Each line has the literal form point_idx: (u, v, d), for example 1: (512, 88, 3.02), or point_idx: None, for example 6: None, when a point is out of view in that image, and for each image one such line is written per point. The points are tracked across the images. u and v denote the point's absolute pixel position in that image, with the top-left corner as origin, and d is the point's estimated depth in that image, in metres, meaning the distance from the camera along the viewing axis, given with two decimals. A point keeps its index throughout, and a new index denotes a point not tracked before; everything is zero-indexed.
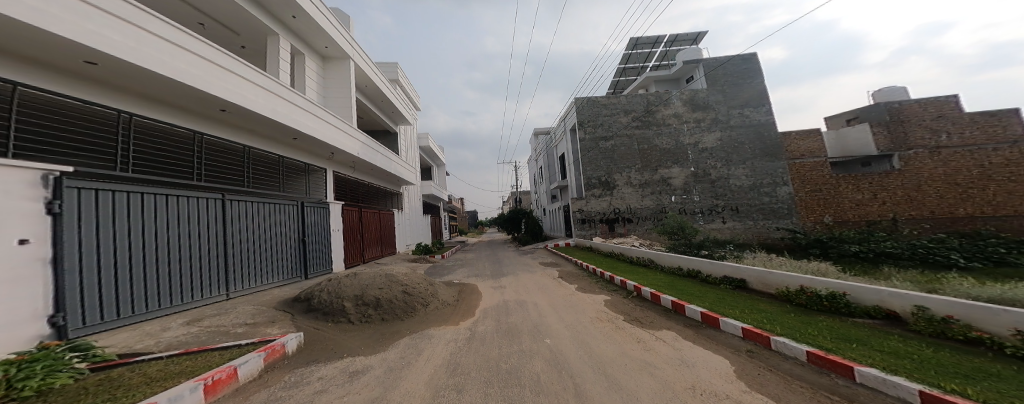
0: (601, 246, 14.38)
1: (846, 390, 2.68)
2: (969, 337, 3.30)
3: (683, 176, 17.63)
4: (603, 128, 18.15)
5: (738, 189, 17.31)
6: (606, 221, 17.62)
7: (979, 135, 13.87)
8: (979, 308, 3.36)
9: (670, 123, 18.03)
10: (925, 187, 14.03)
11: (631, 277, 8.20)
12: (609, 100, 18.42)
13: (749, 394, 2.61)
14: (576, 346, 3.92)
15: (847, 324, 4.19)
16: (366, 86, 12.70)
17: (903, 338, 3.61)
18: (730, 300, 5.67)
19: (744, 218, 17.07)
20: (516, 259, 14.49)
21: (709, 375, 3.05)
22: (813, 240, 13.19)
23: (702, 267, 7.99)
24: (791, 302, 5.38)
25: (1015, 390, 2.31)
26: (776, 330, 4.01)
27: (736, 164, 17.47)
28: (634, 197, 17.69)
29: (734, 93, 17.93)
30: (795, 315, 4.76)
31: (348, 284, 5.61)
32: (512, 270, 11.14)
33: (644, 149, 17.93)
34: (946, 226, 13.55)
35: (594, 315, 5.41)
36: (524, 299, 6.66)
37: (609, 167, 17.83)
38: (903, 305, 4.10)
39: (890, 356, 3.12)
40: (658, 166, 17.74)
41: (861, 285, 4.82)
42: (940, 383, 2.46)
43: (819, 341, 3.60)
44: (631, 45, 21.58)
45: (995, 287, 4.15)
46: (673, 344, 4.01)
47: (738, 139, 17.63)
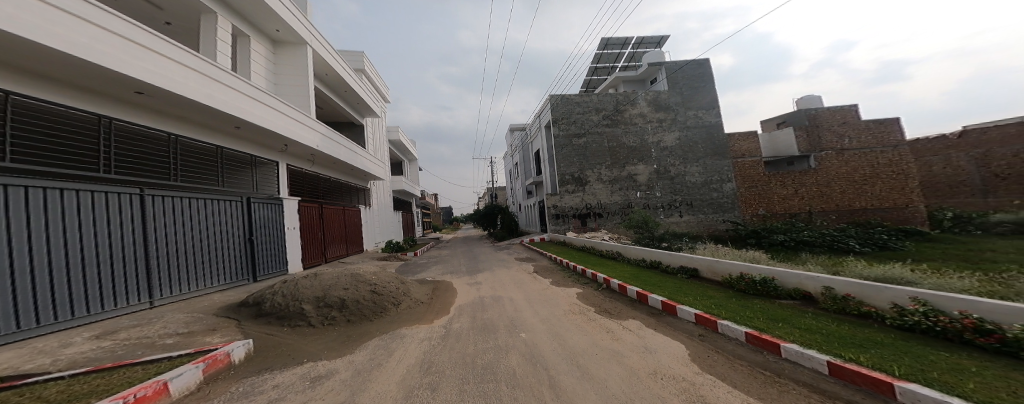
0: (573, 240, 14.84)
1: (775, 365, 3.03)
2: (862, 311, 3.90)
3: (648, 173, 18.62)
4: (576, 125, 18.65)
5: (693, 184, 18.61)
6: (578, 216, 18.20)
7: (870, 140, 16.14)
8: (869, 286, 3.97)
9: (636, 122, 18.92)
10: (833, 184, 16.18)
11: (601, 270, 8.51)
12: (580, 98, 18.89)
13: (701, 375, 2.87)
14: (550, 339, 4.03)
15: (774, 306, 4.74)
16: (327, 76, 11.87)
17: (815, 315, 4.15)
18: (685, 289, 6.15)
19: (700, 212, 18.38)
20: (491, 254, 14.51)
21: (669, 360, 3.29)
22: (749, 231, 14.64)
23: (662, 258, 8.56)
24: (733, 287, 5.97)
25: (893, 355, 2.78)
26: (722, 314, 4.43)
27: (691, 162, 18.76)
28: (604, 193, 18.42)
29: (691, 96, 19.25)
30: (735, 300, 5.26)
31: (308, 285, 5.26)
32: (488, 266, 11.13)
33: (613, 146, 18.70)
34: (846, 217, 15.93)
35: (566, 309, 5.58)
36: (500, 295, 6.68)
37: (581, 163, 18.42)
38: (815, 286, 4.72)
39: (806, 332, 3.59)
40: (626, 163, 18.59)
41: (788, 270, 5.45)
42: (841, 353, 2.89)
43: (755, 321, 4.05)
44: (602, 45, 22.49)
45: (880, 267, 4.92)
46: (638, 333, 4.27)
47: (693, 139, 18.95)
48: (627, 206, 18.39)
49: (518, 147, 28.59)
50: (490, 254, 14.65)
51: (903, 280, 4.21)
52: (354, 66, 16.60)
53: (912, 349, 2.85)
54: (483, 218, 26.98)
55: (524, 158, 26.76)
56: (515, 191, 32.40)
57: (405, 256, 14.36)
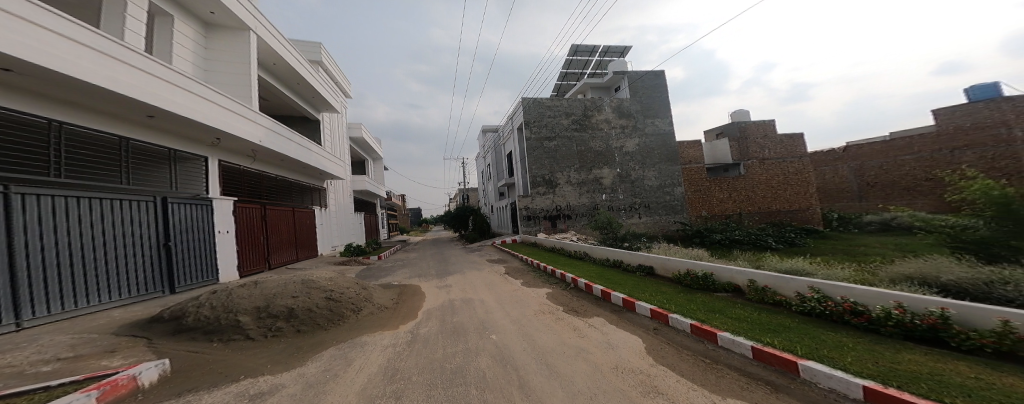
0: (544, 240, 15.13)
1: (713, 353, 3.35)
2: (775, 300, 4.44)
3: (614, 176, 19.51)
4: (547, 129, 19.06)
5: (650, 188, 19.55)
6: (549, 218, 18.60)
7: (783, 151, 18.48)
8: (780, 278, 4.54)
9: (602, 127, 19.74)
10: (757, 189, 18.23)
11: (570, 270, 8.71)
12: (550, 102, 19.33)
13: (654, 366, 3.07)
14: (520, 340, 4.04)
15: (713, 298, 5.21)
16: (276, 65, 10.89)
17: (741, 305, 4.65)
18: (641, 286, 6.52)
19: (658, 213, 19.53)
20: (462, 256, 14.24)
21: (628, 353, 3.47)
22: (694, 231, 15.87)
23: (624, 258, 8.98)
24: (681, 282, 6.46)
25: (796, 336, 3.23)
26: (671, 308, 4.77)
27: (648, 166, 19.76)
28: (573, 195, 18.97)
29: (650, 104, 20.56)
30: (681, 294, 5.68)
31: (246, 295, 4.74)
32: (459, 268, 10.89)
33: (581, 150, 19.35)
34: (767, 218, 18.09)
35: (533, 309, 5.62)
36: (469, 298, 6.54)
37: (551, 166, 18.83)
38: (743, 279, 5.27)
39: (735, 320, 4.01)
40: (593, 166, 19.31)
41: (724, 265, 6.01)
42: (759, 337, 3.29)
43: (697, 313, 4.42)
44: (572, 52, 23.44)
45: (791, 261, 5.62)
46: (602, 329, 4.45)
47: (649, 146, 20.03)
48: (592, 208, 19.04)
49: (490, 148, 28.54)
50: (461, 256, 14.39)
51: (804, 272, 4.87)
52: (309, 57, 15.43)
53: (808, 330, 3.34)
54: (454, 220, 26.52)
55: (496, 159, 26.75)
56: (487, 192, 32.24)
57: (370, 260, 13.65)
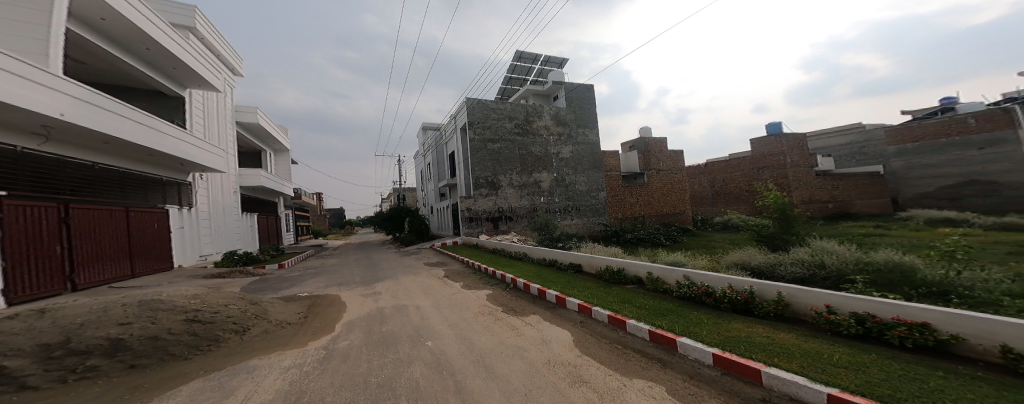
0: (485, 243, 15.09)
1: (623, 339, 3.79)
2: (662, 288, 5.31)
3: (551, 181, 20.49)
4: (490, 130, 19.11)
5: (581, 192, 21.03)
6: (490, 220, 18.67)
7: (670, 163, 21.61)
8: (666, 269, 5.43)
9: (541, 133, 20.58)
10: (655, 195, 21.10)
11: (509, 271, 8.80)
12: (494, 105, 19.49)
13: (580, 357, 3.31)
14: (458, 343, 3.84)
15: (623, 290, 5.90)
16: (105, 22, 7.25)
17: (641, 294, 5.38)
18: (570, 283, 6.97)
19: (589, 215, 21.02)
20: (395, 261, 13.19)
21: (559, 347, 3.65)
22: (612, 231, 17.74)
23: (557, 256, 9.43)
24: (601, 277, 7.11)
25: (674, 316, 3.92)
26: (590, 301, 5.22)
27: (580, 172, 21.31)
28: (515, 197, 19.35)
29: (583, 115, 22.31)
30: (605, 289, 6.19)
31: (14, 331, 2.89)
32: (391, 274, 10.01)
33: (523, 154, 19.85)
34: (659, 219, 20.87)
35: (470, 312, 5.44)
36: (402, 304, 6.03)
37: (494, 168, 18.92)
38: (643, 272, 6.13)
39: (635, 306, 4.65)
40: (533, 170, 19.98)
41: (632, 260, 6.84)
42: (652, 321, 3.88)
43: (610, 304, 4.95)
44: (516, 57, 24.08)
45: (679, 255, 6.71)
46: (537, 326, 4.58)
47: (581, 153, 21.66)
48: (529, 210, 19.59)
49: (431, 147, 27.31)
50: (394, 260, 13.31)
51: (685, 263, 5.87)
52: (178, 22, 12.57)
53: (677, 310, 4.10)
54: (388, 221, 24.54)
55: (437, 158, 25.69)
56: (427, 192, 30.76)
57: (266, 271, 11.51)
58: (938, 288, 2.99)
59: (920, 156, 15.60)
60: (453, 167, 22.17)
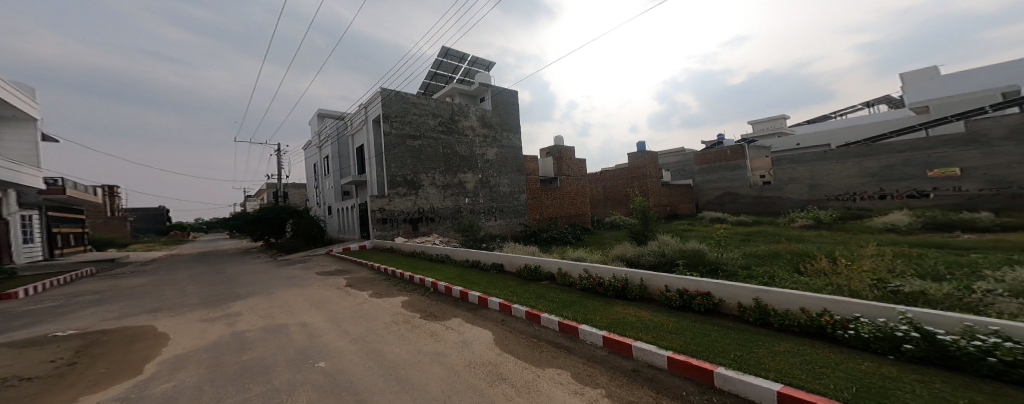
0: (403, 246, 14.00)
1: (538, 332, 4.06)
2: (568, 281, 5.92)
3: (476, 182, 20.49)
4: (410, 126, 18.02)
5: (505, 194, 21.59)
6: (408, 221, 17.52)
7: (577, 169, 23.54)
8: (572, 264, 6.05)
9: (467, 133, 20.42)
10: (569, 198, 22.85)
11: (429, 274, 8.40)
12: (418, 100, 18.50)
13: (500, 354, 3.43)
14: (366, 359, 3.49)
15: (539, 286, 6.32)
16: None
17: (554, 288, 5.86)
18: (492, 282, 7.07)
19: (510, 214, 21.45)
20: (283, 272, 10.94)
21: (480, 348, 3.68)
22: (531, 231, 18.86)
23: (480, 257, 9.46)
24: (519, 275, 7.44)
25: (577, 305, 4.46)
26: (511, 299, 5.41)
27: (504, 174, 21.86)
28: (437, 197, 18.63)
29: (507, 119, 23.04)
30: (524, 285, 6.55)
31: None
32: (277, 287, 8.26)
33: (445, 153, 19.26)
34: (570, 219, 22.59)
35: (373, 325, 4.88)
36: (283, 325, 4.96)
37: (414, 166, 17.85)
38: (555, 267, 6.69)
39: (547, 301, 5.04)
40: (457, 170, 19.65)
41: (547, 257, 7.34)
42: (561, 312, 4.31)
43: (528, 300, 5.23)
44: (442, 53, 23.23)
45: (585, 252, 7.51)
46: (458, 329, 4.52)
47: (506, 156, 22.30)
48: (449, 211, 19.05)
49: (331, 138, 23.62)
50: (269, 273, 10.80)
51: (589, 259, 6.64)
52: None
53: (578, 301, 4.61)
54: (253, 224, 19.48)
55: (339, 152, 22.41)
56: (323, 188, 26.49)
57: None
58: (713, 267, 5.15)
59: (708, 175, 21.13)
60: (363, 163, 19.68)
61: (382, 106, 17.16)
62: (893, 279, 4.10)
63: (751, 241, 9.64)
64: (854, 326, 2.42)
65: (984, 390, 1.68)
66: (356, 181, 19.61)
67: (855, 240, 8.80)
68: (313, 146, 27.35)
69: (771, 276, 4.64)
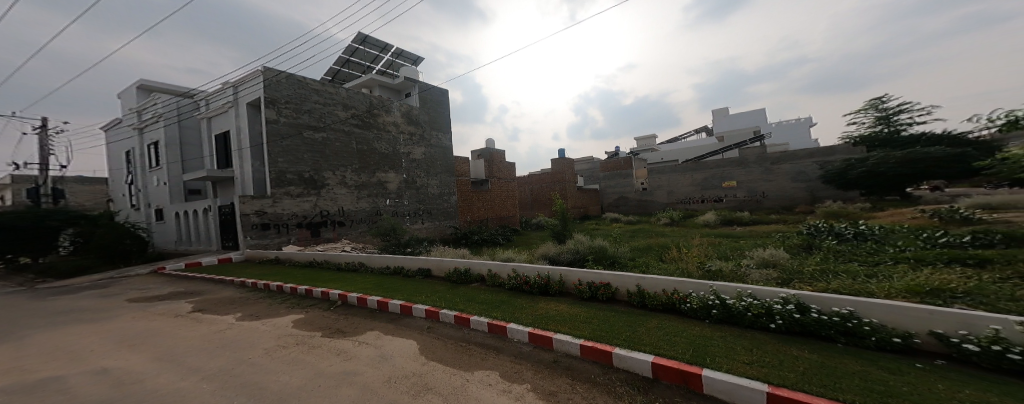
0: (296, 255, 11.22)
1: (469, 336, 3.78)
2: (497, 281, 5.89)
3: (398, 184, 18.59)
4: (310, 116, 15.23)
5: (433, 195, 20.33)
6: (307, 226, 14.44)
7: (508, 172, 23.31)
8: (501, 265, 6.01)
9: (387, 129, 18.57)
10: (499, 201, 22.50)
11: (337, 286, 7.06)
12: (323, 87, 15.94)
13: (428, 365, 3.01)
14: (233, 391, 2.54)
15: (471, 289, 6.01)
16: None
17: (484, 290, 5.69)
18: (416, 289, 6.42)
19: (434, 214, 20.19)
20: (88, 295, 7.45)
21: (401, 361, 3.15)
22: (460, 234, 18.37)
23: (404, 263, 8.49)
24: (449, 279, 6.99)
25: (503, 305, 4.41)
26: (439, 304, 4.97)
27: (431, 176, 20.64)
28: (348, 199, 16.07)
29: (434, 118, 21.62)
30: (450, 289, 6.25)
31: None
32: (70, 317, 5.46)
33: (358, 148, 16.96)
34: (500, 221, 22.26)
35: (244, 352, 3.51)
36: (60, 373, 3.04)
37: (315, 161, 15.13)
38: (486, 269, 6.49)
39: (478, 303, 4.80)
40: (375, 169, 17.61)
41: (478, 259, 7.08)
42: (492, 313, 4.17)
43: (459, 304, 4.90)
44: (359, 39, 20.64)
45: (515, 253, 7.54)
46: (375, 343, 3.78)
47: (433, 156, 21.22)
48: (363, 214, 16.70)
49: (159, 116, 16.67)
50: (47, 301, 7.02)
51: (519, 259, 6.72)
52: None
53: (507, 301, 4.57)
54: None
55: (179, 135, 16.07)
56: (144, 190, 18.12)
57: None
58: (605, 259, 5.99)
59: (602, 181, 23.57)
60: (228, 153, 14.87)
61: (265, 87, 13.88)
62: (707, 262, 5.17)
63: (636, 237, 11.22)
64: (689, 300, 3.29)
65: (748, 337, 2.69)
66: (216, 175, 14.70)
67: (686, 234, 10.77)
68: (126, 127, 18.66)
69: (632, 264, 5.76)
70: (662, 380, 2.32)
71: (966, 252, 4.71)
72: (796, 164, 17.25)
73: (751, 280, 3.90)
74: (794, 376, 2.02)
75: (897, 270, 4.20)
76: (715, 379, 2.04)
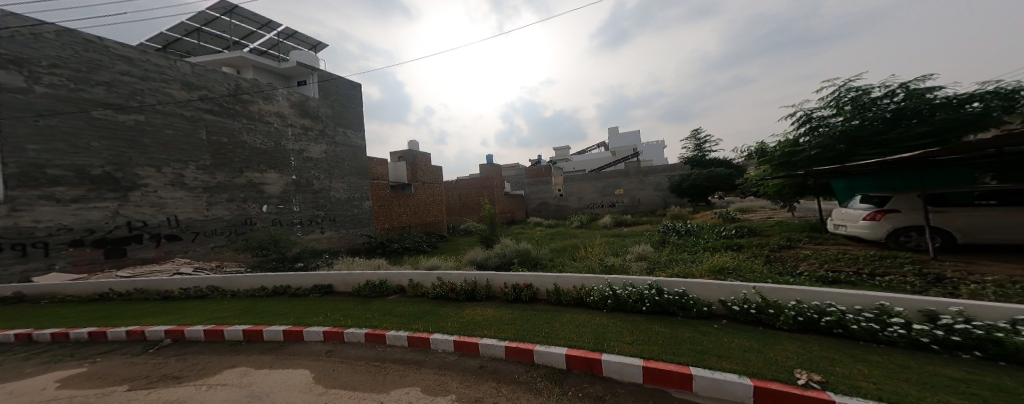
0: (66, 286, 6.05)
1: (380, 355, 3.37)
2: (417, 291, 5.35)
3: (280, 187, 10.20)
4: (103, 95, 6.92)
5: (339, 201, 12.10)
6: (85, 243, 6.63)
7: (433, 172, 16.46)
8: (422, 273, 5.49)
9: (268, 122, 10.09)
10: (431, 205, 15.65)
11: (158, 321, 4.58)
12: (143, 55, 7.65)
13: (325, 394, 2.62)
14: None
15: (389, 303, 5.26)
16: None
17: (405, 303, 5.08)
18: (311, 309, 5.07)
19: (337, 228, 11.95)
20: None
21: (286, 395, 2.66)
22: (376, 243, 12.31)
23: (288, 280, 6.22)
24: (358, 293, 5.83)
25: (427, 315, 4.13)
26: (346, 323, 4.17)
27: (338, 176, 12.20)
28: (188, 203, 8.03)
29: (343, 111, 12.94)
30: (356, 306, 5.25)
31: None
32: None
33: (211, 139, 8.56)
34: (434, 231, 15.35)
35: None
36: None
37: (119, 160, 7.02)
38: (404, 280, 5.76)
39: (397, 317, 4.31)
40: (243, 166, 9.24)
41: (397, 270, 6.13)
42: (413, 326, 3.76)
43: (372, 320, 4.22)
44: None
45: (440, 262, 7.10)
46: (243, 381, 2.98)
47: (342, 154, 12.62)
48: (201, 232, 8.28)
49: None
50: None
51: (444, 266, 6.56)
52: None
53: (435, 309, 4.36)
54: None
55: None
56: None
57: None
58: (536, 264, 6.23)
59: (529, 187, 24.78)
60: None
61: None
62: (605, 257, 6.07)
63: (556, 239, 12.35)
64: (592, 292, 3.74)
65: (628, 319, 3.24)
66: None
67: (589, 235, 12.26)
68: None
69: (539, 263, 6.30)
70: (573, 370, 2.54)
71: (732, 242, 6.78)
72: (657, 177, 21.53)
73: (634, 271, 4.70)
74: (657, 348, 2.50)
75: (699, 256, 5.71)
76: (611, 361, 2.37)
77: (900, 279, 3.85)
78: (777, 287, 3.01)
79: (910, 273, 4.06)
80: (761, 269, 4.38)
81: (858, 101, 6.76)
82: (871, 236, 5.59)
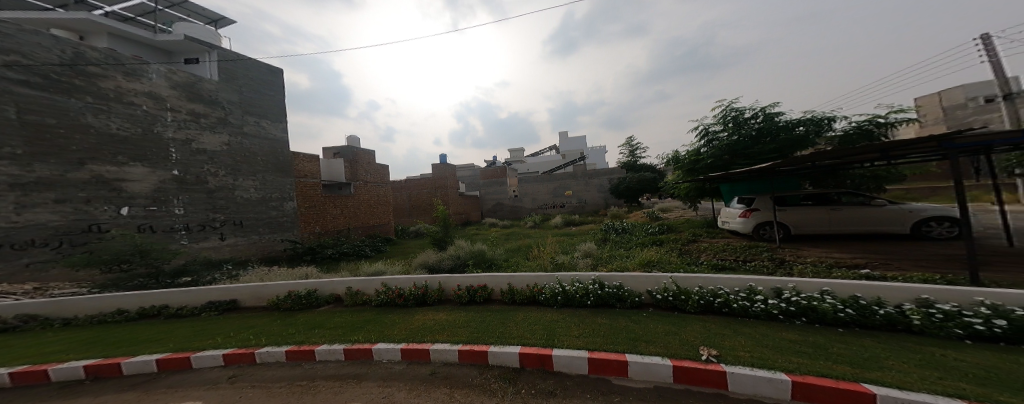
0: None
1: (308, 373, 2.85)
2: (358, 299, 4.60)
3: (151, 185, 6.45)
4: None
5: (252, 201, 8.36)
6: None
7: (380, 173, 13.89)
8: (364, 280, 4.74)
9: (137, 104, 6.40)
10: (374, 207, 12.91)
11: None
12: None
13: None
14: None
15: (318, 315, 4.26)
16: None
17: (340, 315, 4.28)
18: (202, 330, 3.79)
19: (249, 235, 8.18)
20: None
21: None
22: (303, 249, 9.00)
23: (172, 298, 4.67)
24: (273, 307, 4.66)
25: (372, 326, 3.71)
26: (262, 341, 3.37)
27: (251, 172, 8.41)
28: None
29: (257, 103, 8.80)
30: (277, 321, 4.07)
31: None
32: None
33: (25, 120, 5.10)
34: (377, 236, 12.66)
35: None
36: None
37: None
38: (341, 288, 4.82)
39: (331, 330, 3.70)
40: (84, 156, 5.63)
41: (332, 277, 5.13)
42: (351, 337, 3.41)
43: (294, 336, 3.52)
44: None
45: (385, 268, 6.41)
46: None
47: (259, 147, 8.72)
48: (1, 246, 4.82)
49: None
50: None
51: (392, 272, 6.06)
52: None
53: (379, 318, 4.02)
54: None
55: None
56: None
57: None
58: (490, 265, 6.20)
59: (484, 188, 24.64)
60: None
61: None
62: (557, 256, 6.24)
63: (511, 239, 12.44)
64: (544, 290, 3.86)
65: (573, 314, 3.42)
66: None
67: (541, 235, 12.60)
68: None
69: (481, 262, 6.33)
70: (527, 368, 2.59)
71: (654, 238, 7.53)
72: (599, 179, 23.15)
73: (581, 267, 5.00)
74: (602, 340, 2.66)
75: (624, 251, 6.26)
76: (560, 356, 2.48)
77: (760, 262, 4.83)
78: (688, 275, 3.48)
79: (764, 257, 5.10)
80: (676, 260, 5.03)
81: (733, 120, 8.16)
82: (743, 229, 6.75)
